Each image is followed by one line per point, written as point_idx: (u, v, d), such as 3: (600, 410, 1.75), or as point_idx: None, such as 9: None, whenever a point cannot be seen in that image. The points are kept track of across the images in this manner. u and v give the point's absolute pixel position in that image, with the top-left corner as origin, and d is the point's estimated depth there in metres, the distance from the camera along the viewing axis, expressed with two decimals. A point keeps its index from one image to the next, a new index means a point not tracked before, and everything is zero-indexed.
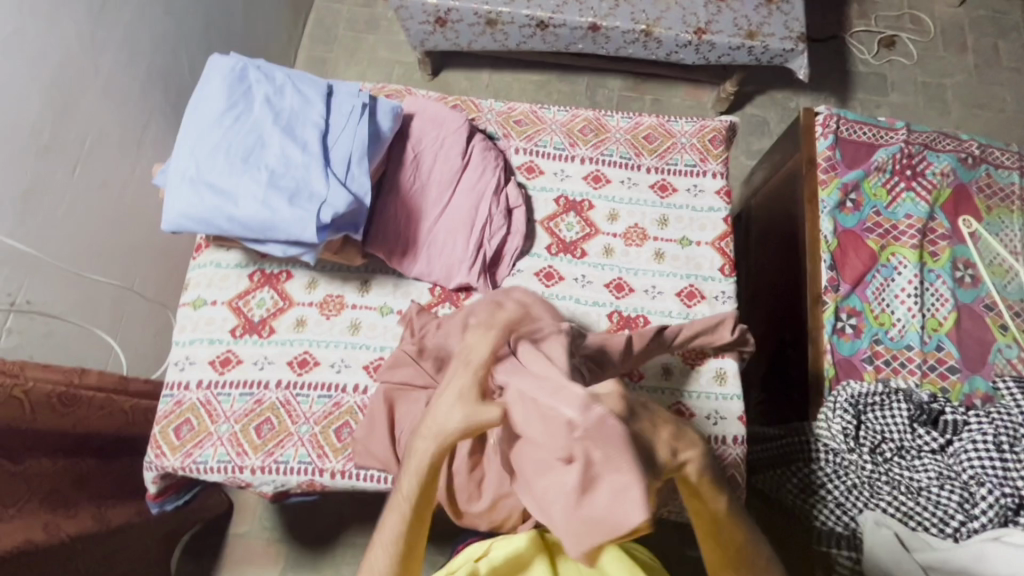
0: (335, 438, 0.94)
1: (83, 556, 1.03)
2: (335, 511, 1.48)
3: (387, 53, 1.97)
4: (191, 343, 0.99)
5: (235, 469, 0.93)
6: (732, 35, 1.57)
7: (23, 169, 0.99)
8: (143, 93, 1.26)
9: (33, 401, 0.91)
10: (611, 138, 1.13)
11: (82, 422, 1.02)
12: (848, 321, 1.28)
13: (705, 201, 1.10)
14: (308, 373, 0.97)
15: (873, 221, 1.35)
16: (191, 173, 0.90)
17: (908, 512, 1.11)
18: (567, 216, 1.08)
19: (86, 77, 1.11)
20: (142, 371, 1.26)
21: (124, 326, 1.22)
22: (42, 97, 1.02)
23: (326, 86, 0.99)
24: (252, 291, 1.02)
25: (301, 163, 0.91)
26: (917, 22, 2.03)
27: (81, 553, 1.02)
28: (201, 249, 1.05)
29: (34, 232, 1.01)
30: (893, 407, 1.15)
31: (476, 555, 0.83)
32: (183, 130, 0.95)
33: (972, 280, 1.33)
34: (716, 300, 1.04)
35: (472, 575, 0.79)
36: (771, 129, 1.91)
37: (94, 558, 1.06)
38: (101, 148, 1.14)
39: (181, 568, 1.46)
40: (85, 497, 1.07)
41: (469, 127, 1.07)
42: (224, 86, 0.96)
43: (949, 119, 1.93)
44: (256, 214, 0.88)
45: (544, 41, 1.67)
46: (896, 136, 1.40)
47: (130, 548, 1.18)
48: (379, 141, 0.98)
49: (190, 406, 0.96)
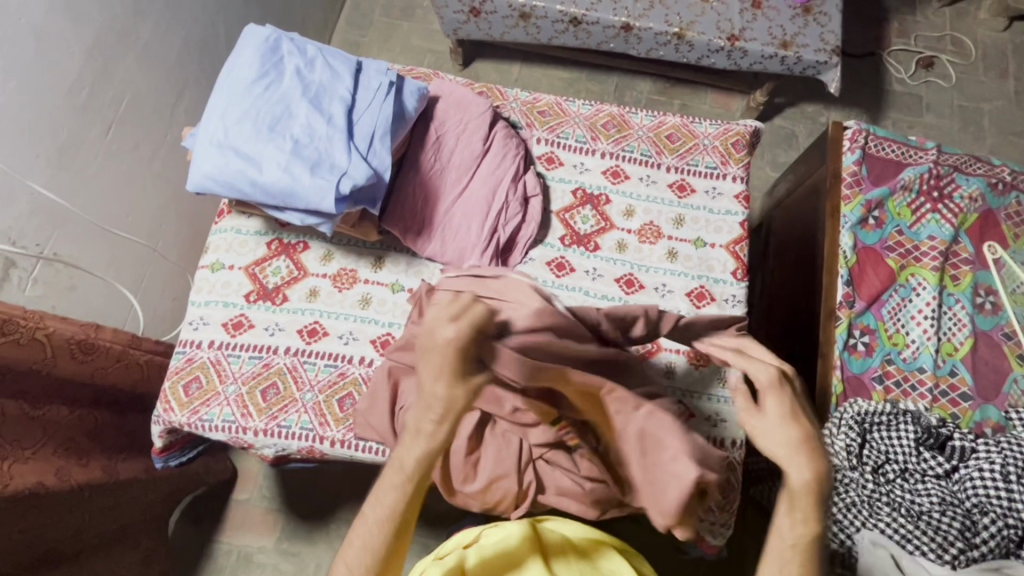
0: (338, 408, 0.96)
1: (88, 505, 1.06)
2: (333, 486, 1.51)
3: (420, 41, 1.99)
4: (207, 304, 1.02)
5: (239, 430, 0.95)
6: (765, 43, 1.56)
7: (61, 125, 1.03)
8: (181, 61, 1.29)
9: (54, 346, 0.95)
10: (633, 135, 1.13)
11: (99, 372, 1.05)
12: (861, 338, 1.26)
13: (723, 204, 1.09)
14: (316, 342, 0.99)
15: (895, 239, 1.33)
16: (219, 137, 0.93)
17: (907, 535, 1.07)
18: (583, 209, 1.09)
19: (127, 41, 1.14)
20: (158, 331, 1.29)
21: (145, 285, 1.25)
22: (84, 57, 1.06)
23: (355, 63, 1.01)
24: (268, 259, 1.05)
25: (325, 135, 0.93)
26: (958, 44, 1.99)
27: (87, 501, 1.05)
28: (223, 214, 1.08)
29: (67, 186, 1.05)
30: (899, 428, 1.15)
31: (467, 543, 0.81)
32: (214, 95, 0.97)
33: (993, 307, 1.31)
34: (725, 303, 1.04)
35: (460, 562, 0.77)
36: (798, 143, 1.89)
37: (100, 508, 1.09)
38: (135, 111, 1.17)
39: (179, 529, 1.49)
40: (98, 448, 1.10)
41: (493, 114, 1.09)
42: (257, 55, 0.98)
43: (983, 145, 1.89)
44: (278, 181, 0.90)
45: (576, 38, 1.67)
46: (925, 156, 1.38)
47: (133, 503, 1.21)
48: (403, 120, 1.00)
49: (200, 364, 0.98)
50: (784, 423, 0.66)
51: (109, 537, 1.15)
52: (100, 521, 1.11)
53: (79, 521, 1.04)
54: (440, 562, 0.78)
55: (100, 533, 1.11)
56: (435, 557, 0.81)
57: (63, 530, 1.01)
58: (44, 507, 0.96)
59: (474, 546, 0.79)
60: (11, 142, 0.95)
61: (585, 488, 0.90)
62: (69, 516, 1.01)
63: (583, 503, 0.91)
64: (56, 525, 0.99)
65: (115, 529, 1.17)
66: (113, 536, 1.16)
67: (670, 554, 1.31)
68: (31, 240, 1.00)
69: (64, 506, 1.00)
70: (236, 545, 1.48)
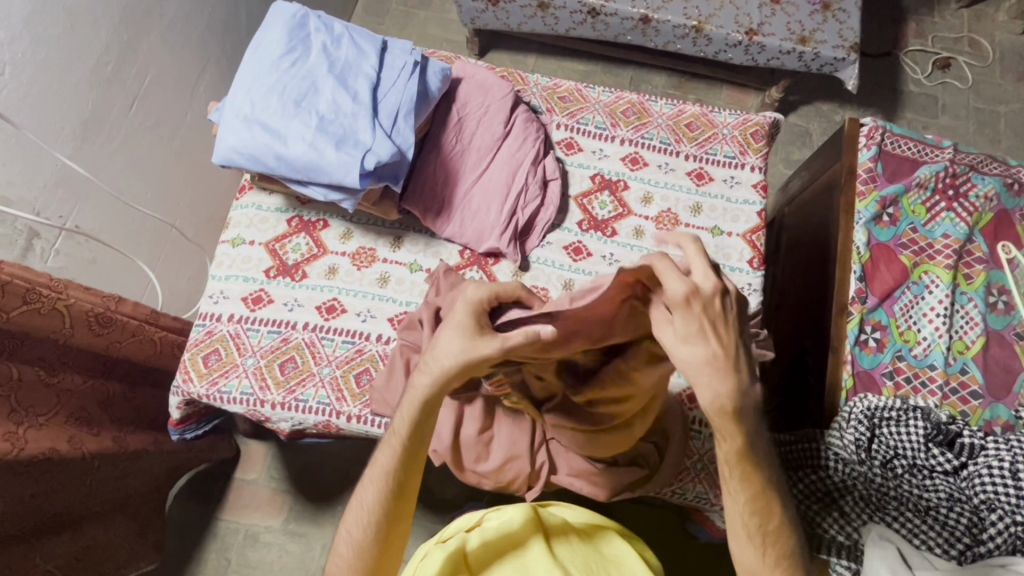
0: (355, 384, 0.97)
1: (96, 474, 1.07)
2: (341, 467, 1.52)
3: (436, 30, 2.00)
4: (227, 278, 1.03)
5: (257, 402, 0.96)
6: (784, 39, 1.56)
7: (87, 98, 1.04)
8: (203, 42, 1.31)
9: (73, 317, 0.95)
10: (653, 123, 1.14)
11: (114, 345, 1.05)
12: (872, 334, 1.26)
13: (741, 193, 1.10)
14: (334, 319, 1.00)
15: (909, 237, 1.33)
16: (246, 111, 0.94)
17: (913, 529, 1.09)
18: (602, 194, 1.09)
19: (151, 18, 1.15)
20: (176, 309, 1.31)
21: (162, 260, 1.26)
22: (111, 32, 1.07)
23: (381, 42, 1.02)
24: (289, 235, 1.06)
25: (350, 111, 0.94)
26: (975, 46, 1.99)
27: (94, 470, 1.06)
28: (244, 190, 1.09)
29: (90, 158, 1.06)
30: (909, 424, 1.13)
31: (469, 526, 0.82)
32: (241, 69, 0.98)
33: (1005, 306, 1.30)
34: (742, 291, 1.04)
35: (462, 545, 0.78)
36: (812, 141, 1.89)
37: (107, 478, 1.11)
38: (158, 88, 1.18)
39: (176, 504, 1.51)
40: (109, 419, 1.11)
41: (515, 97, 1.09)
42: (284, 31, 0.99)
43: (998, 147, 1.88)
44: (304, 156, 0.91)
45: (594, 29, 1.68)
46: (942, 154, 1.38)
47: (139, 475, 1.23)
48: (426, 99, 1.00)
49: (219, 337, 0.99)
50: (684, 346, 0.61)
51: (110, 507, 1.16)
52: (105, 490, 1.13)
53: (86, 489, 1.06)
54: (442, 546, 0.78)
55: (104, 502, 1.14)
56: (436, 541, 0.82)
57: (70, 496, 1.03)
58: (54, 472, 0.97)
59: (477, 530, 0.80)
60: (37, 112, 0.96)
61: (597, 470, 0.91)
62: (78, 483, 1.03)
63: (595, 485, 0.92)
64: (63, 490, 1.01)
65: (120, 499, 1.19)
66: (114, 506, 1.18)
67: (675, 544, 1.31)
68: (54, 211, 1.01)
69: (72, 474, 1.02)
70: (243, 524, 1.49)
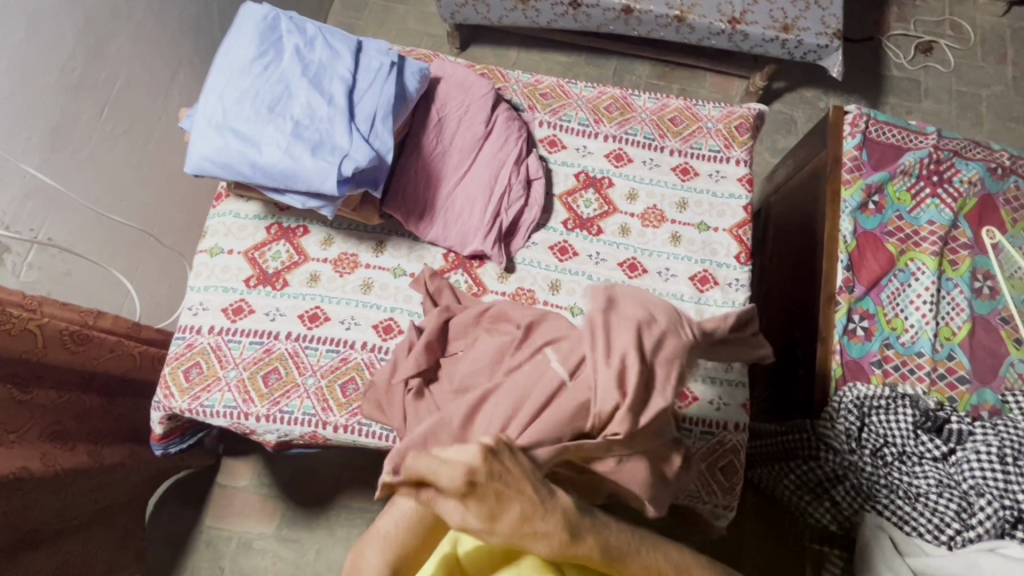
0: (341, 393, 0.95)
1: (71, 487, 1.05)
2: (333, 473, 1.50)
3: (416, 24, 1.96)
4: (206, 289, 1.01)
5: (241, 416, 0.94)
6: (767, 27, 1.54)
7: (55, 105, 1.01)
8: (174, 44, 1.27)
9: (47, 336, 0.92)
10: (636, 118, 1.13)
11: (92, 361, 1.02)
12: (860, 323, 1.26)
13: (726, 187, 1.09)
14: (318, 327, 0.98)
15: (895, 224, 1.33)
16: (217, 118, 0.91)
17: (903, 516, 1.09)
18: (586, 192, 1.08)
19: (119, 21, 1.12)
20: (156, 319, 1.28)
21: (141, 271, 1.23)
22: (76, 35, 1.03)
23: (355, 43, 1.00)
24: (268, 243, 1.04)
25: (326, 115, 0.92)
26: (957, 29, 1.99)
27: (68, 484, 1.04)
28: (221, 197, 1.07)
29: (60, 167, 1.03)
30: (898, 412, 1.13)
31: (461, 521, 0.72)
32: (212, 74, 0.96)
33: (990, 291, 1.30)
34: (730, 287, 1.04)
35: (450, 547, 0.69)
36: (797, 128, 1.88)
37: (82, 491, 1.09)
38: (129, 93, 1.15)
39: (161, 512, 1.49)
40: (86, 433, 1.08)
41: (495, 96, 1.07)
42: (255, 34, 0.97)
43: (981, 130, 1.89)
44: (278, 162, 0.89)
45: (575, 21, 1.65)
46: (925, 141, 1.38)
47: (117, 485, 1.20)
48: (404, 101, 0.98)
49: (200, 350, 0.97)
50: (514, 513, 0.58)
51: (89, 518, 1.13)
52: (81, 503, 1.10)
53: (61, 503, 1.04)
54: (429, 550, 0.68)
55: (81, 514, 1.11)
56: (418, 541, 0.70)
57: (43, 513, 1.00)
58: (27, 490, 0.95)
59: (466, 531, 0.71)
60: (2, 122, 0.93)
61: None
62: (52, 499, 1.01)
63: None
64: (38, 506, 0.98)
65: (97, 510, 1.16)
66: (92, 517, 1.15)
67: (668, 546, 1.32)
68: (25, 224, 0.98)
69: (45, 490, 0.99)
70: (234, 531, 1.48)
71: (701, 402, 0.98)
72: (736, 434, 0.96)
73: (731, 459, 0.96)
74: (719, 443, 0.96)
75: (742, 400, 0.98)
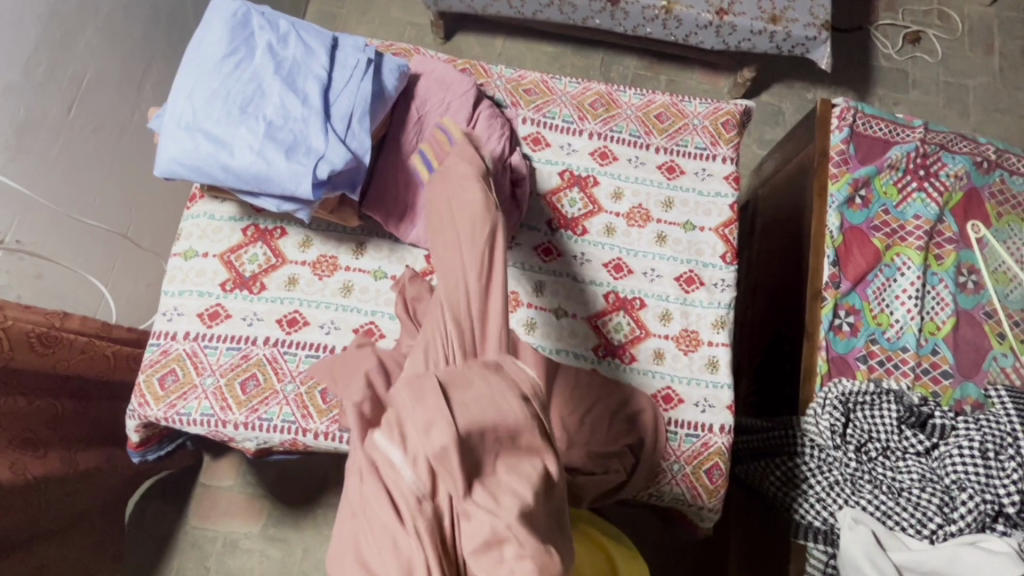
0: (321, 400, 0.94)
1: (45, 494, 1.02)
2: (319, 472, 1.49)
3: (398, 13, 1.92)
4: (181, 294, 0.99)
5: (219, 423, 0.93)
6: (755, 18, 1.52)
7: (20, 103, 0.97)
8: (146, 36, 1.23)
9: (13, 340, 0.90)
10: (622, 114, 1.12)
11: (63, 364, 1.00)
12: (846, 319, 1.25)
13: (713, 186, 1.08)
14: (297, 332, 0.96)
15: (881, 219, 1.32)
16: (188, 119, 0.88)
17: (886, 511, 1.08)
18: (571, 191, 1.07)
19: (86, 14, 1.08)
20: (132, 320, 1.25)
21: (116, 273, 1.20)
22: (40, 28, 0.99)
23: (330, 39, 0.97)
24: (244, 245, 1.01)
25: (300, 116, 0.89)
26: (944, 18, 1.97)
27: (43, 492, 1.01)
28: (195, 199, 1.05)
29: (25, 168, 0.99)
30: (883, 407, 1.13)
31: None
32: (181, 72, 0.93)
33: (975, 286, 1.30)
34: (715, 287, 1.04)
35: None
36: (785, 119, 1.87)
37: (58, 496, 1.06)
38: (99, 89, 1.11)
39: (143, 513, 1.47)
40: (57, 438, 1.05)
41: (477, 93, 1.05)
42: (226, 31, 0.94)
43: (967, 121, 1.88)
44: (251, 164, 0.86)
45: (561, 12, 1.62)
46: (912, 134, 1.37)
47: (93, 488, 1.17)
48: (382, 99, 0.96)
49: (176, 356, 0.95)
50: None
51: (64, 522, 1.09)
52: (57, 508, 1.06)
53: (35, 512, 1.00)
54: None
55: (56, 519, 1.06)
56: None
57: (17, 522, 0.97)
58: None
59: None
60: None
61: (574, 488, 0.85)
62: (24, 507, 0.97)
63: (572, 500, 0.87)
64: (11, 515, 0.95)
65: (72, 514, 1.11)
66: (68, 521, 1.10)
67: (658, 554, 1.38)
68: None
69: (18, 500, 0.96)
70: (220, 531, 1.46)
71: (688, 405, 0.97)
72: (721, 437, 0.96)
73: (716, 462, 0.96)
74: (704, 446, 0.95)
75: (727, 402, 0.98)
